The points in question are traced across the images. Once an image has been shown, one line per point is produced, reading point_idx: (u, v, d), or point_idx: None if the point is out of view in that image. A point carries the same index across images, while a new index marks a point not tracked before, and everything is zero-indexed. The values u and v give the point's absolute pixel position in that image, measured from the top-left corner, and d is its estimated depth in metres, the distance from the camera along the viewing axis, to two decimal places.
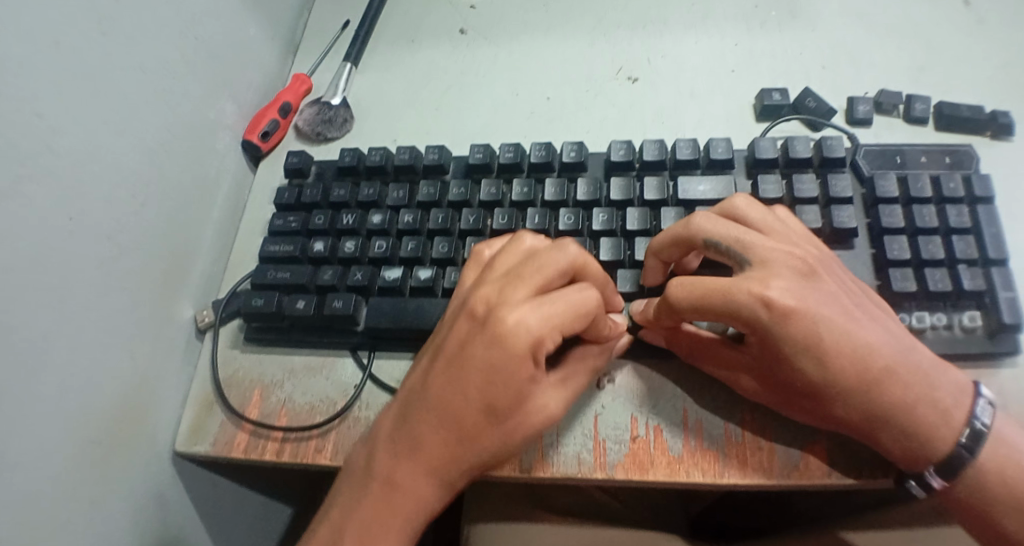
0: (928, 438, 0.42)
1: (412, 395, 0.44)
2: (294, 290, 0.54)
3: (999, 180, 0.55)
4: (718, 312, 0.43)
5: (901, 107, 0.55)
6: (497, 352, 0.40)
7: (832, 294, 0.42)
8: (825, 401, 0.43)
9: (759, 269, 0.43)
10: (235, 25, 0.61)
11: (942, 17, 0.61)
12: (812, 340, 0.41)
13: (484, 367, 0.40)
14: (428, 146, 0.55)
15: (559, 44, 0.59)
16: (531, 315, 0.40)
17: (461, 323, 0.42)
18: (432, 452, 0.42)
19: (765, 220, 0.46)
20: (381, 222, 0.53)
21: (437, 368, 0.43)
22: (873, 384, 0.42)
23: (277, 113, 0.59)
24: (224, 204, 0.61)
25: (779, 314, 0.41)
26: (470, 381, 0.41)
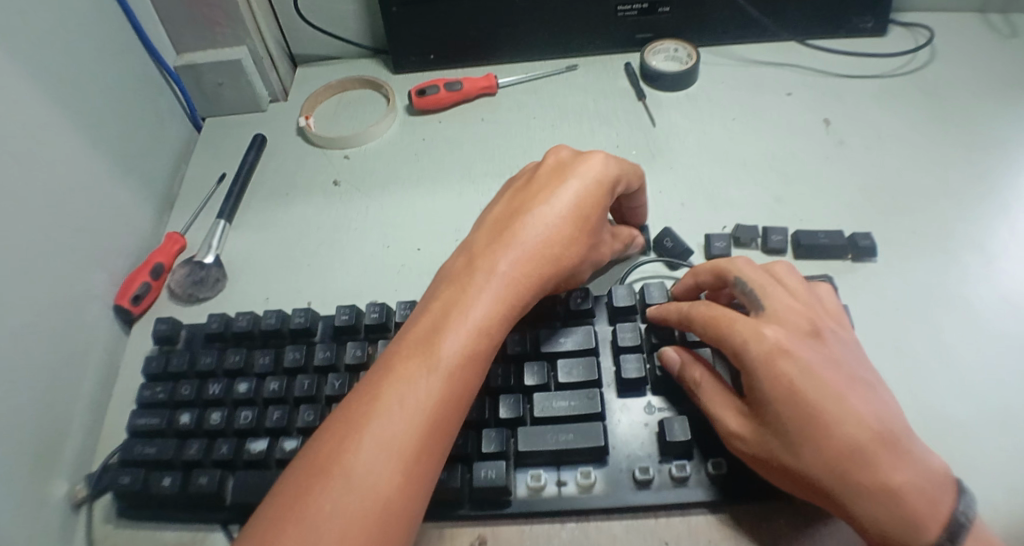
0: (910, 521, 0.39)
1: (409, 345, 0.43)
2: (161, 465, 0.53)
3: (861, 303, 0.56)
4: (718, 336, 0.45)
5: (758, 240, 0.57)
6: (518, 258, 0.45)
7: (831, 360, 0.43)
8: (798, 452, 0.41)
9: (769, 318, 0.45)
10: (109, 191, 0.61)
11: (798, 142, 0.64)
12: (796, 389, 0.42)
13: (510, 266, 0.44)
14: (296, 308, 0.55)
15: (429, 193, 0.60)
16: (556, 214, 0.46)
17: (469, 256, 0.46)
18: (426, 390, 0.40)
19: (803, 287, 0.49)
20: (247, 392, 0.52)
21: (449, 295, 0.44)
22: (857, 453, 0.40)
23: (148, 275, 0.59)
24: (96, 371, 0.59)
25: (768, 352, 0.43)
26: (554, 193, 0.47)
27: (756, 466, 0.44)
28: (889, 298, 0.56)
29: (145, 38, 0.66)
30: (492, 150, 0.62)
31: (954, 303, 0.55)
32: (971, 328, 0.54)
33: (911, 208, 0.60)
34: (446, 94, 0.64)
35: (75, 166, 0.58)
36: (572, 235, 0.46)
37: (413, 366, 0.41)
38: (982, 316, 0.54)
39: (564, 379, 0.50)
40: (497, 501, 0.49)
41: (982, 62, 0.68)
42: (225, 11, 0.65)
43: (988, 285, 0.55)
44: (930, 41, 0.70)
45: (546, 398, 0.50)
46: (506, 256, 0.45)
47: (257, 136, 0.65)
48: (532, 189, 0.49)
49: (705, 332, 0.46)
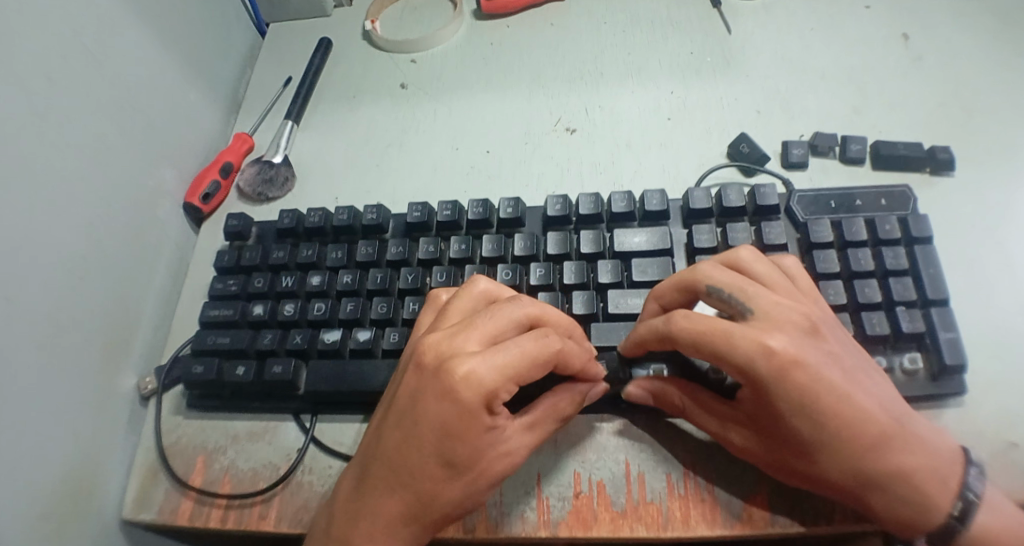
0: (923, 506, 0.41)
1: (370, 466, 0.42)
2: (234, 354, 0.53)
3: (939, 217, 0.55)
4: (719, 354, 0.41)
5: (836, 148, 0.56)
6: (450, 409, 0.39)
7: (833, 355, 0.41)
8: (815, 459, 0.41)
9: (762, 322, 0.41)
10: (176, 91, 0.61)
11: (877, 55, 0.61)
12: (809, 399, 0.40)
13: (440, 422, 0.39)
14: (367, 205, 0.55)
15: (498, 98, 0.59)
16: (480, 368, 0.38)
17: (410, 376, 0.41)
18: (405, 494, 0.41)
19: (770, 275, 0.44)
20: (320, 284, 0.53)
21: (389, 426, 0.41)
22: (873, 449, 0.40)
23: (219, 174, 0.59)
24: (166, 267, 0.60)
25: (778, 369, 0.40)
26: (445, 442, 0.39)
27: (768, 469, 0.44)
28: (965, 214, 0.55)
29: None
30: (562, 56, 0.61)
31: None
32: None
33: (993, 125, 0.58)
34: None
35: (145, 64, 0.58)
36: (506, 382, 0.39)
37: (371, 485, 0.42)
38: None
39: (639, 278, 0.49)
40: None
41: None
42: None
43: None
44: None
45: (621, 295, 0.49)
46: (431, 419, 0.39)
47: (323, 39, 0.64)
48: (457, 347, 0.40)
49: (697, 354, 0.42)
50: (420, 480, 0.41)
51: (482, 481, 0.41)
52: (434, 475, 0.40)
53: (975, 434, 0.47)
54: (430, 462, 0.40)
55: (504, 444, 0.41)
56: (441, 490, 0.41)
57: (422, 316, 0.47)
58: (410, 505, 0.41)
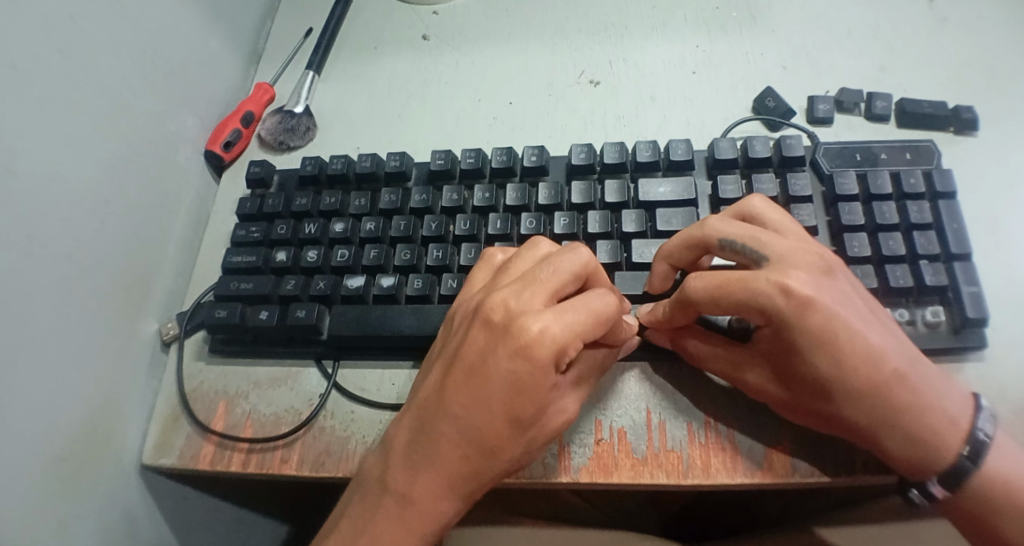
0: (935, 448, 0.42)
1: (430, 426, 0.41)
2: (258, 300, 0.54)
3: (962, 177, 0.55)
4: (739, 304, 0.42)
5: (862, 105, 0.55)
6: (523, 368, 0.38)
7: (847, 294, 0.41)
8: (831, 400, 0.42)
9: (778, 265, 0.42)
10: (197, 39, 0.61)
11: (905, 14, 0.61)
12: (828, 338, 0.40)
13: (509, 380, 0.39)
14: (390, 153, 0.55)
15: (522, 51, 0.59)
16: (554, 327, 0.38)
17: (477, 334, 0.40)
18: (467, 455, 0.41)
19: (782, 221, 0.45)
20: (344, 231, 0.53)
21: (452, 388, 0.40)
22: (886, 387, 0.41)
23: (239, 123, 0.59)
24: (187, 215, 0.61)
25: (798, 306, 0.40)
26: (514, 403, 0.39)
27: (783, 411, 0.45)
28: (984, 173, 0.55)
29: None
30: (587, 10, 0.60)
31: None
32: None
33: (1018, 86, 0.58)
34: None
35: (167, 10, 0.58)
36: (579, 343, 0.38)
37: (432, 447, 0.41)
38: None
39: (664, 227, 0.49)
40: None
41: None
42: None
43: None
44: None
45: (645, 245, 0.49)
46: (502, 377, 0.39)
47: None
48: (525, 305, 0.40)
49: (714, 307, 0.43)
50: (484, 439, 0.40)
51: (541, 436, 0.42)
52: (500, 435, 0.40)
53: (994, 390, 0.48)
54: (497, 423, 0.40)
55: (560, 405, 0.42)
56: (505, 449, 0.41)
57: (474, 273, 0.46)
58: (470, 464, 0.41)
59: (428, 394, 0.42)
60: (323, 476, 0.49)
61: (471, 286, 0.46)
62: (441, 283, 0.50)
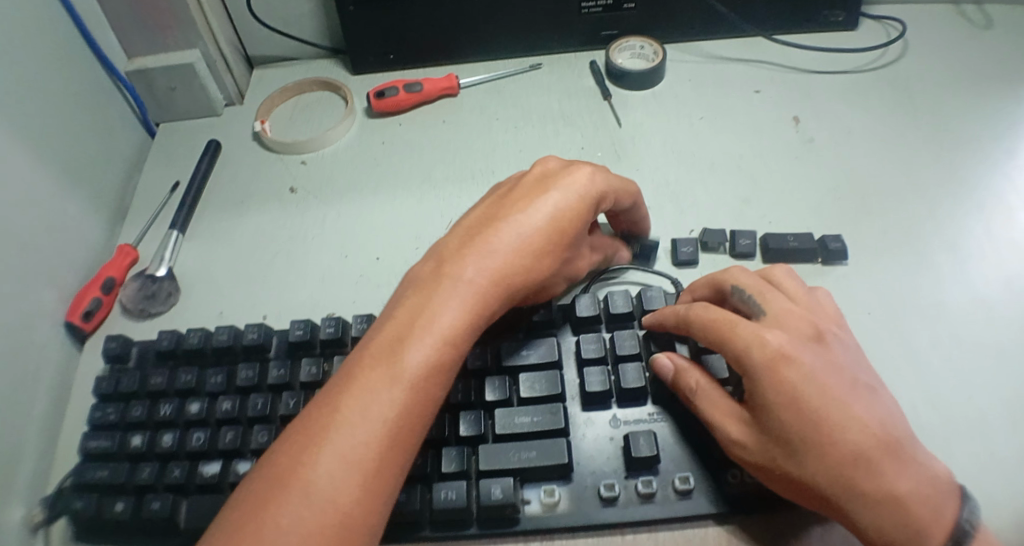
0: (917, 530, 0.39)
1: (390, 356, 0.40)
2: (114, 489, 0.51)
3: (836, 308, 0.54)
4: (721, 344, 0.44)
5: (726, 244, 0.55)
6: (533, 233, 0.43)
7: (832, 364, 0.42)
8: (802, 459, 0.40)
9: (770, 323, 0.44)
10: (55, 203, 0.59)
11: (772, 138, 0.61)
12: (799, 397, 0.41)
13: (510, 263, 0.43)
14: (249, 323, 0.53)
15: (390, 199, 0.58)
16: (552, 200, 0.44)
17: (474, 251, 0.43)
18: (444, 328, 0.41)
19: (802, 291, 0.48)
20: (199, 412, 0.50)
21: (457, 259, 0.43)
22: (863, 460, 0.40)
23: (99, 290, 0.56)
24: (49, 390, 0.57)
25: (770, 360, 0.41)
26: (510, 269, 0.42)
27: (758, 473, 0.43)
28: (861, 298, 0.55)
29: (91, 41, 0.62)
30: (455, 153, 0.60)
31: (931, 304, 0.54)
32: (952, 328, 0.52)
33: (883, 207, 0.59)
34: (405, 96, 0.61)
35: (20, 182, 0.55)
36: (590, 208, 0.45)
37: (393, 393, 0.38)
38: (959, 315, 0.53)
39: (525, 394, 0.49)
40: (458, 522, 0.47)
41: (956, 58, 0.67)
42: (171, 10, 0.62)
43: (966, 286, 0.54)
44: (901, 35, 0.69)
45: (507, 414, 0.48)
46: (525, 225, 0.44)
47: (211, 141, 0.62)
48: (525, 195, 0.45)
49: (702, 337, 0.45)
50: (469, 305, 0.42)
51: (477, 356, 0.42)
52: (497, 287, 0.42)
53: None
54: (493, 292, 0.42)
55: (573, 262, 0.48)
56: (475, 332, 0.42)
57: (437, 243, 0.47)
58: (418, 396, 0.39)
59: (382, 350, 0.41)
60: None
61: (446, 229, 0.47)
62: None
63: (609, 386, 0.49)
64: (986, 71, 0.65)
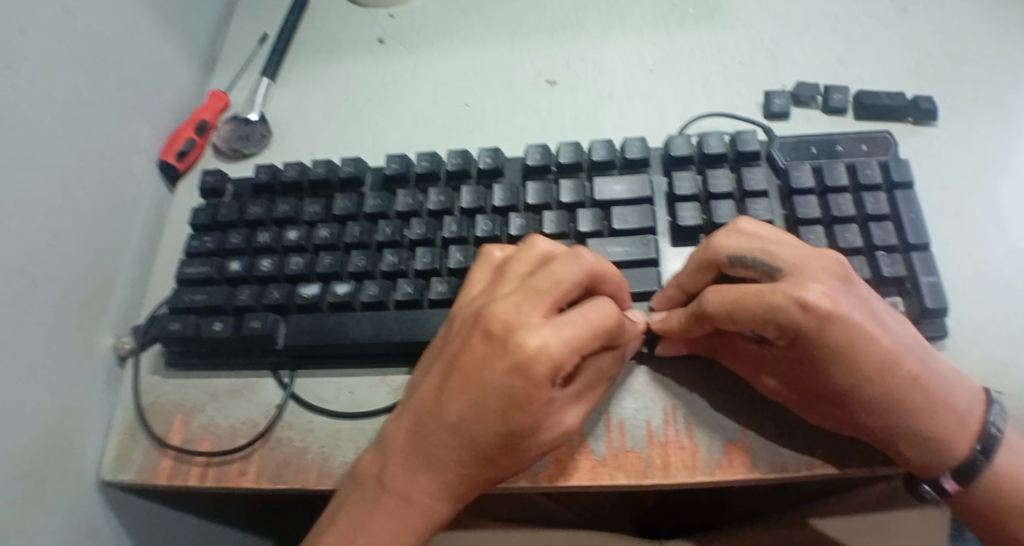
0: (944, 444, 0.42)
1: (426, 426, 0.41)
2: (212, 311, 0.52)
3: (924, 167, 0.54)
4: (755, 320, 0.40)
5: (818, 98, 0.55)
6: (517, 382, 0.37)
7: (863, 302, 0.40)
8: (851, 407, 0.41)
9: (794, 276, 0.40)
10: (150, 46, 0.59)
11: (864, 6, 0.60)
12: (848, 350, 0.39)
13: (503, 395, 0.38)
14: (345, 158, 0.54)
15: (478, 51, 0.58)
16: (496, 388, 0.38)
17: (476, 342, 0.39)
18: (478, 432, 0.39)
19: (776, 230, 0.44)
20: (298, 239, 0.52)
21: (451, 393, 0.39)
22: (904, 390, 0.41)
23: (193, 132, 0.58)
24: (144, 226, 0.59)
25: (817, 323, 0.38)
26: (507, 419, 0.38)
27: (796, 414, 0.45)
28: (949, 158, 0.55)
29: None
30: (543, 8, 0.59)
31: (1015, 172, 0.53)
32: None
33: (978, 75, 0.57)
34: None
35: (119, 19, 0.56)
36: (594, 337, 0.38)
37: (426, 447, 0.41)
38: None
39: (619, 225, 0.48)
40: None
41: None
42: None
43: None
44: None
45: (601, 244, 0.48)
46: (516, 363, 0.37)
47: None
48: (507, 345, 0.37)
49: (731, 325, 0.41)
50: (474, 442, 0.39)
51: (528, 451, 0.41)
52: (492, 417, 0.38)
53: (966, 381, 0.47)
54: (487, 427, 0.39)
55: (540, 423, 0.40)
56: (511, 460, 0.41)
57: (473, 272, 0.45)
58: (455, 469, 0.41)
59: (417, 398, 0.42)
60: (282, 488, 0.48)
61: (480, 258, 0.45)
62: (398, 289, 0.49)
63: (702, 221, 0.49)
64: None
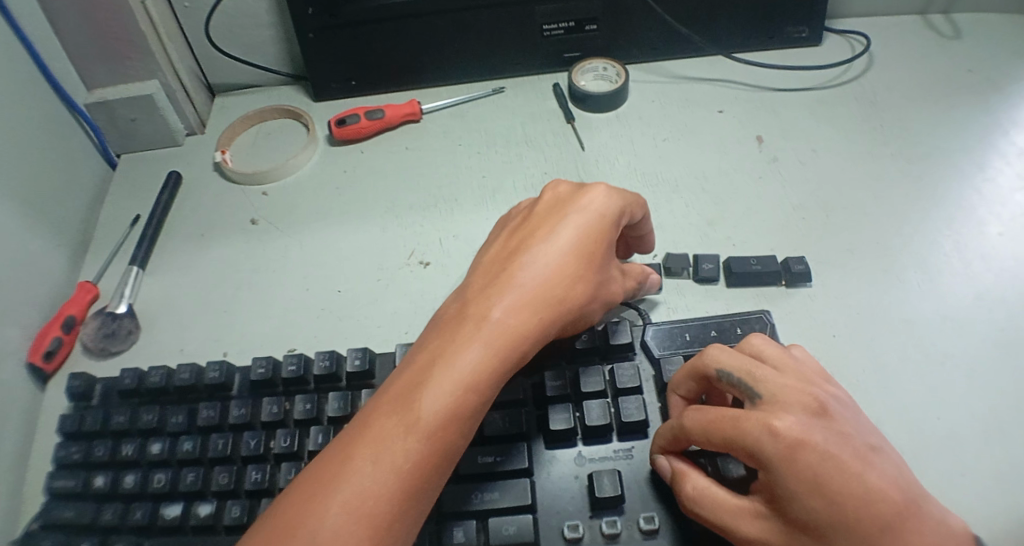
0: None
1: (417, 365, 0.40)
2: (78, 530, 0.50)
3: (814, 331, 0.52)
4: (728, 441, 0.41)
5: (689, 269, 0.55)
6: (568, 267, 0.43)
7: (842, 436, 0.40)
8: (834, 543, 0.38)
9: (772, 404, 0.41)
10: (14, 241, 0.56)
11: (734, 160, 0.61)
12: (820, 479, 0.38)
13: (571, 236, 0.44)
14: (210, 361, 0.52)
15: (352, 229, 0.57)
16: (442, 389, 0.39)
17: (523, 238, 0.45)
18: (410, 430, 0.37)
19: (784, 354, 0.45)
20: (161, 453, 0.50)
21: (494, 293, 0.42)
22: (888, 530, 0.38)
23: (60, 329, 0.56)
24: (14, 433, 0.54)
25: (784, 450, 0.38)
26: (572, 262, 0.43)
27: None
28: (838, 312, 0.53)
29: (53, 77, 0.60)
30: (418, 181, 0.59)
31: (906, 327, 0.52)
32: (926, 347, 0.51)
33: (856, 223, 0.57)
34: (367, 123, 0.61)
35: None
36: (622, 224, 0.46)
37: (423, 398, 0.38)
38: (934, 332, 0.51)
39: (488, 431, 0.47)
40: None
41: (921, 70, 0.66)
42: (136, 47, 0.62)
43: (942, 304, 0.52)
44: (867, 48, 0.68)
45: (471, 450, 0.48)
46: (576, 217, 0.44)
47: (171, 171, 0.62)
48: (539, 221, 0.46)
49: (705, 440, 0.42)
50: (510, 331, 0.41)
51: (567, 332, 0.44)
52: (563, 258, 0.43)
53: None
54: (547, 285, 0.42)
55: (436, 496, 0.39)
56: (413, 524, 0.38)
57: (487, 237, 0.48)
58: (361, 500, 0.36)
59: (418, 358, 0.41)
60: None
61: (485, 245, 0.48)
62: (261, 509, 0.47)
63: (574, 424, 0.47)
64: (951, 86, 0.64)
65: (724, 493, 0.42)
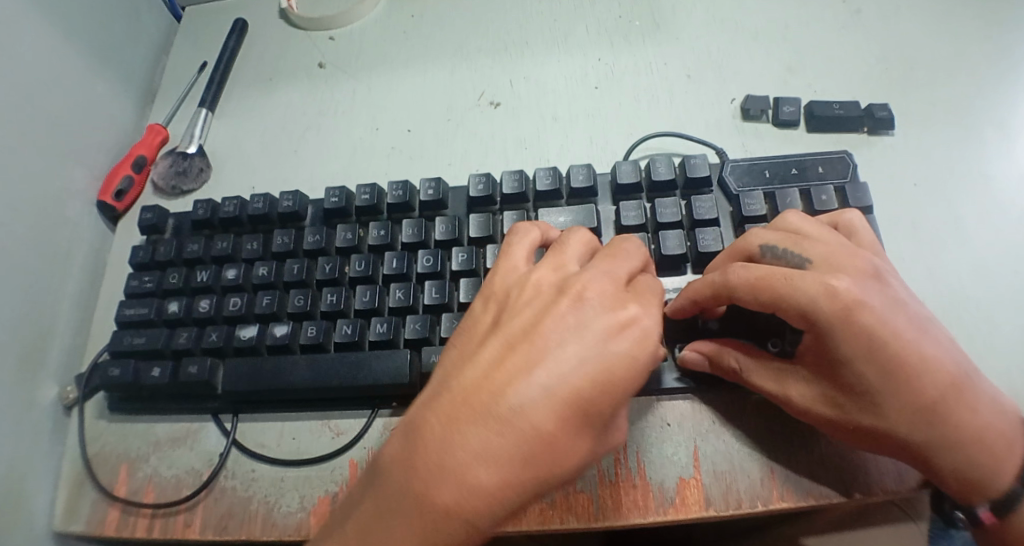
0: (988, 466, 0.38)
1: (447, 455, 0.34)
2: (152, 356, 0.50)
3: (894, 176, 0.51)
4: (778, 301, 0.38)
5: (768, 111, 0.53)
6: (608, 379, 0.34)
7: (898, 302, 0.38)
8: (883, 412, 0.38)
9: (825, 269, 0.39)
10: (82, 83, 0.57)
11: (816, 9, 0.58)
12: (876, 346, 0.36)
13: (604, 365, 0.34)
14: (283, 192, 0.52)
15: (420, 73, 0.56)
16: (654, 311, 0.36)
17: (556, 312, 0.36)
18: (464, 518, 0.33)
19: (827, 227, 0.43)
20: (236, 278, 0.50)
21: (499, 419, 0.34)
22: (941, 403, 0.37)
23: (131, 169, 0.57)
24: (82, 270, 0.56)
25: (843, 311, 0.37)
26: (611, 387, 0.34)
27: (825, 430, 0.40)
28: (920, 160, 0.51)
29: None
30: (485, 26, 0.58)
31: (991, 177, 0.50)
32: (1005, 201, 0.49)
33: (946, 73, 0.54)
34: None
35: (50, 59, 0.54)
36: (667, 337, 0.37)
37: (465, 514, 0.33)
38: (1015, 187, 0.49)
39: None
40: None
41: None
42: None
43: None
44: None
45: None
46: (619, 342, 0.34)
47: (238, 21, 0.61)
48: (575, 309, 0.36)
49: (753, 300, 0.39)
50: (542, 464, 0.34)
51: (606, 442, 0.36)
52: (597, 389, 0.34)
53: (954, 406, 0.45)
54: (593, 403, 0.34)
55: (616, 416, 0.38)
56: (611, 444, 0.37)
57: (504, 250, 0.41)
58: (570, 413, 0.34)
59: (445, 431, 0.34)
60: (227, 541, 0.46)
61: (506, 268, 0.40)
62: (337, 330, 0.48)
63: (649, 252, 0.46)
64: None
65: (767, 365, 0.41)
